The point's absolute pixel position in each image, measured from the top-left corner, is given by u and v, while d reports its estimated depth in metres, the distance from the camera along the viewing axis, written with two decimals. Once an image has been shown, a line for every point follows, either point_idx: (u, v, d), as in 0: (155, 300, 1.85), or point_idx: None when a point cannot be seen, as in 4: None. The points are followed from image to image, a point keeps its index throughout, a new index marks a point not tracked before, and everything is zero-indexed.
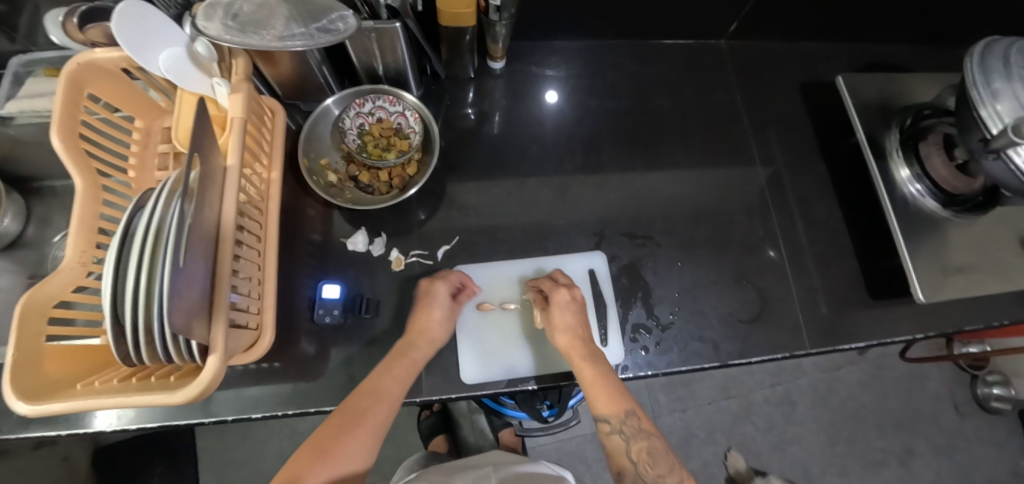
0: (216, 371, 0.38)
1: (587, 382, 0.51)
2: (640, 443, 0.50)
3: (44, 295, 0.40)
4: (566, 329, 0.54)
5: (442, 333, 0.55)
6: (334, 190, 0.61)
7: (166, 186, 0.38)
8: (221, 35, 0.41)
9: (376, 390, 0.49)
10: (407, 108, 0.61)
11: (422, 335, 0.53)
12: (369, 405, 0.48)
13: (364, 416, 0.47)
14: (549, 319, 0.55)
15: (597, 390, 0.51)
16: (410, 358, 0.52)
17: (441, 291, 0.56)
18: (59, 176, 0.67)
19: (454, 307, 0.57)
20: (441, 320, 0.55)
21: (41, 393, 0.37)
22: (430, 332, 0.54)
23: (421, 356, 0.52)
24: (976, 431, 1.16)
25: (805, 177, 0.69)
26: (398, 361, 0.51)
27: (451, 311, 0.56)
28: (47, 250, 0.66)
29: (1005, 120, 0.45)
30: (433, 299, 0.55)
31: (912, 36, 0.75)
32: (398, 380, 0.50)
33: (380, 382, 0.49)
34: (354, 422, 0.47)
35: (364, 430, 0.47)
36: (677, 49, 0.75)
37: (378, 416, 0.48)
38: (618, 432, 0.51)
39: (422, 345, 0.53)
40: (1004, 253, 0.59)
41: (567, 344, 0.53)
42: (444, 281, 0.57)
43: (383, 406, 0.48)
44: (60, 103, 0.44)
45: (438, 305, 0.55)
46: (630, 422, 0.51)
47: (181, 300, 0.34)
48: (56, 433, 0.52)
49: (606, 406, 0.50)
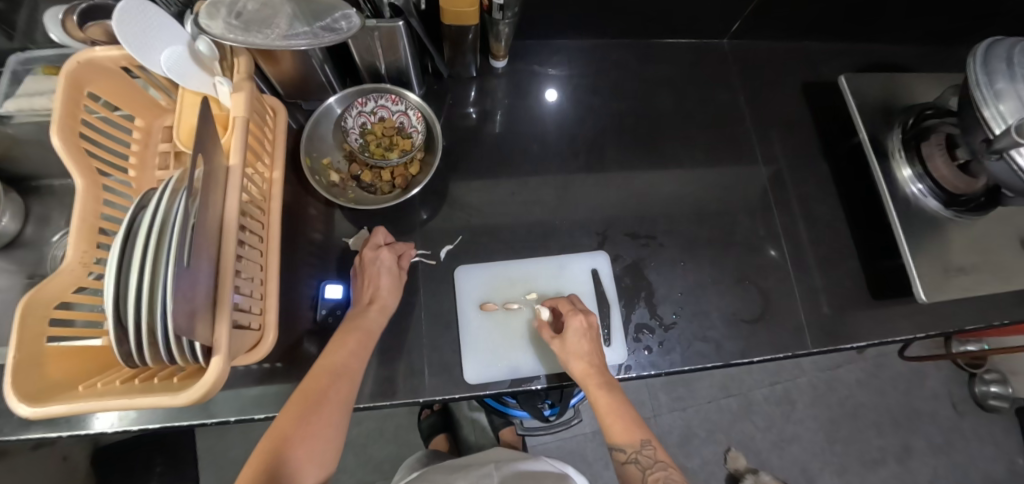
0: (220, 372, 0.38)
1: (604, 412, 0.52)
2: (657, 473, 0.50)
3: (46, 295, 0.40)
4: (580, 357, 0.52)
5: (392, 299, 0.55)
6: (337, 189, 0.61)
7: (169, 185, 0.38)
8: (224, 34, 0.41)
9: (330, 363, 0.48)
10: (410, 107, 0.61)
11: (372, 304, 0.54)
12: (330, 381, 0.47)
13: (325, 393, 0.46)
14: (562, 346, 0.53)
15: (613, 420, 0.52)
16: (364, 330, 0.52)
17: (385, 258, 0.56)
18: (58, 175, 0.67)
19: (398, 272, 0.56)
20: (390, 288, 0.55)
21: (43, 395, 0.37)
22: (382, 301, 0.54)
23: (373, 325, 0.53)
24: (973, 429, 1.17)
25: (807, 177, 0.70)
26: (350, 335, 0.51)
27: (396, 277, 0.56)
28: (46, 250, 0.66)
29: (1008, 120, 0.46)
30: (376, 266, 0.55)
31: (914, 36, 0.75)
32: (353, 352, 0.50)
33: (332, 354, 0.49)
34: (318, 402, 0.46)
35: (329, 407, 0.46)
36: (679, 49, 0.75)
37: (341, 391, 0.47)
38: (633, 462, 0.52)
39: (372, 313, 0.53)
40: (1005, 253, 0.60)
41: (583, 372, 0.52)
42: (386, 248, 0.56)
43: (344, 380, 0.48)
44: (60, 102, 0.43)
45: (384, 271, 0.55)
46: (644, 452, 0.52)
47: (185, 300, 0.33)
48: (57, 434, 0.52)
49: (622, 436, 0.53)
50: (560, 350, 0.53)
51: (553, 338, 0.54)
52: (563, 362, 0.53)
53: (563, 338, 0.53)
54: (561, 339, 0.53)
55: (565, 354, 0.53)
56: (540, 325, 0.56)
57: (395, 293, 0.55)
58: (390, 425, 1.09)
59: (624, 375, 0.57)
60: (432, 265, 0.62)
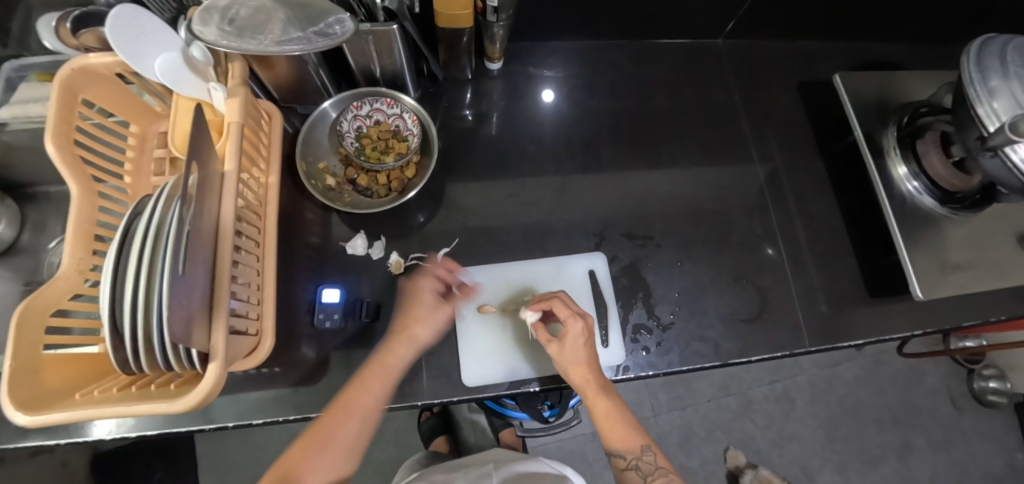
0: (217, 378, 0.38)
1: (602, 419, 0.52)
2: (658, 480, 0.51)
3: (42, 302, 0.40)
4: (578, 364, 0.51)
5: (423, 337, 0.54)
6: (333, 193, 0.61)
7: (165, 192, 0.38)
8: (217, 40, 0.41)
9: (346, 402, 0.49)
10: (405, 110, 0.60)
11: (401, 339, 0.53)
12: (339, 420, 0.49)
13: (331, 433, 0.49)
14: (559, 351, 0.52)
15: (611, 427, 0.52)
16: (386, 367, 0.51)
17: (426, 286, 0.56)
18: (53, 181, 0.67)
19: (438, 305, 0.55)
20: (423, 322, 0.54)
21: (41, 404, 0.37)
22: (411, 336, 0.53)
23: (396, 361, 0.52)
24: (973, 425, 1.17)
25: (804, 176, 0.70)
26: (372, 372, 0.50)
27: (431, 311, 0.55)
28: (42, 257, 0.66)
29: (1002, 118, 0.46)
30: (418, 294, 0.56)
31: (909, 34, 0.76)
32: (372, 395, 0.50)
33: (353, 395, 0.50)
34: (323, 442, 0.49)
35: (334, 447, 0.49)
36: (674, 49, 0.75)
37: (348, 431, 0.49)
38: (633, 468, 0.52)
39: (398, 350, 0.52)
40: (1001, 250, 0.60)
41: (583, 381, 0.51)
42: (433, 277, 0.57)
43: (354, 421, 0.49)
44: (55, 109, 0.43)
45: (423, 304, 0.55)
46: (645, 458, 0.53)
47: (181, 307, 0.33)
48: (55, 442, 0.51)
49: (621, 442, 0.53)
50: (558, 355, 0.52)
51: (551, 341, 0.52)
52: (562, 369, 0.52)
53: (562, 341, 0.52)
54: (559, 343, 0.52)
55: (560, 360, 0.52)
56: (535, 326, 0.54)
57: (428, 329, 0.54)
58: (390, 427, 1.09)
59: (622, 375, 0.57)
60: (429, 267, 0.62)
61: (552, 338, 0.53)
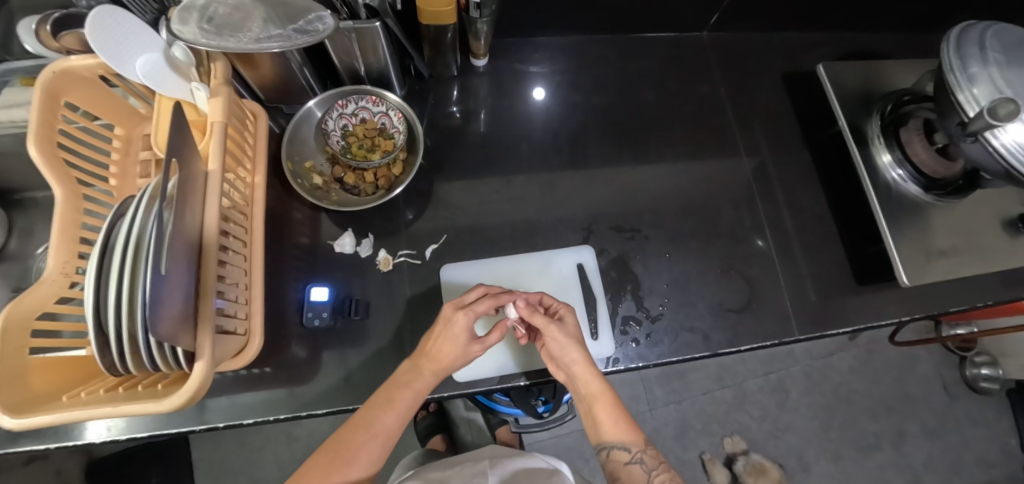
0: (205, 377, 0.38)
1: (602, 409, 0.52)
2: (662, 474, 0.50)
3: (26, 306, 0.40)
4: (584, 366, 0.52)
5: (448, 366, 0.50)
6: (320, 192, 0.61)
7: (146, 193, 0.38)
8: (197, 39, 0.40)
9: (366, 421, 0.47)
10: (391, 108, 0.61)
11: (429, 368, 0.50)
12: (361, 440, 0.47)
13: (354, 454, 0.46)
14: (565, 355, 0.52)
15: (611, 415, 0.52)
16: (411, 390, 0.49)
17: (467, 318, 0.50)
18: (39, 187, 0.66)
19: (470, 347, 0.50)
20: (450, 354, 0.50)
21: (27, 407, 0.37)
22: (438, 368, 0.50)
23: (424, 387, 0.50)
24: (966, 411, 1.18)
25: (790, 166, 0.70)
26: (398, 392, 0.48)
27: (462, 353, 0.50)
28: (29, 262, 0.65)
29: (982, 103, 0.46)
30: (451, 328, 0.50)
31: (892, 23, 0.76)
32: (396, 416, 0.48)
33: (376, 417, 0.47)
34: (345, 462, 0.46)
35: (354, 468, 0.46)
36: (660, 42, 0.76)
37: (373, 451, 0.47)
38: (637, 462, 0.51)
39: (424, 375, 0.50)
40: (985, 235, 0.60)
41: (585, 363, 0.52)
42: (476, 309, 0.51)
43: (378, 442, 0.47)
44: (36, 113, 0.43)
45: (456, 343, 0.50)
46: (648, 450, 0.52)
47: (167, 308, 0.33)
48: (44, 447, 0.51)
49: (624, 434, 0.52)
50: (563, 332, 0.52)
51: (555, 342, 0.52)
52: (562, 350, 0.52)
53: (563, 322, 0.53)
54: (561, 322, 0.53)
55: (562, 355, 0.52)
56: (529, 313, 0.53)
57: (455, 360, 0.50)
58: None
59: (612, 367, 0.57)
60: (418, 264, 0.62)
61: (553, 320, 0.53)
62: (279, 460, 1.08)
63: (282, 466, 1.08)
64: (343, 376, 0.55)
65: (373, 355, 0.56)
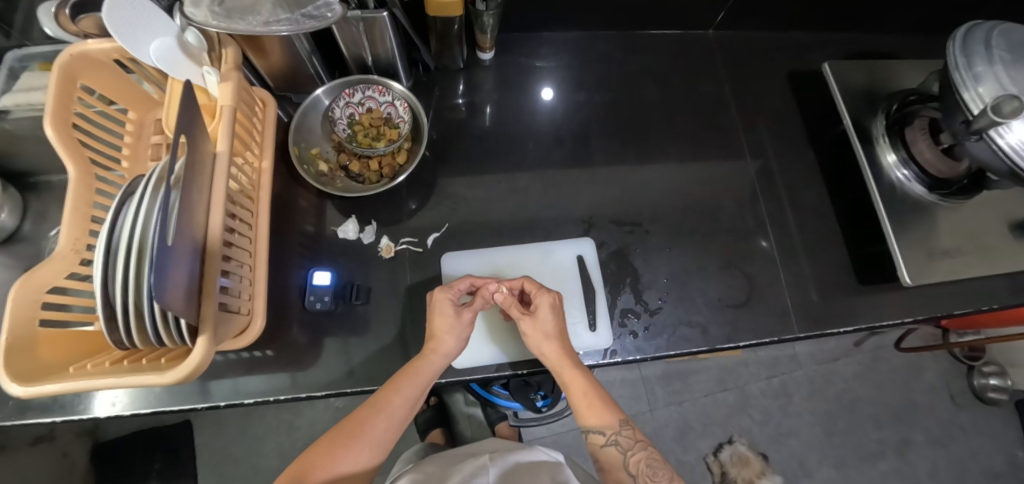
0: (205, 354, 0.38)
1: (576, 394, 0.52)
2: (638, 454, 0.50)
3: (38, 281, 0.40)
4: (550, 336, 0.53)
5: (452, 349, 0.52)
6: (325, 179, 0.62)
7: (155, 174, 0.39)
8: (207, 21, 0.42)
9: (377, 401, 0.48)
10: (396, 98, 0.62)
11: (432, 348, 0.52)
12: (367, 416, 0.48)
13: (361, 428, 0.47)
14: (535, 324, 0.53)
15: (585, 401, 0.51)
16: (416, 370, 0.50)
17: (444, 301, 0.53)
18: (56, 171, 0.68)
19: (461, 315, 0.53)
20: (450, 331, 0.52)
21: (36, 376, 0.38)
22: (444, 351, 0.52)
23: (430, 368, 0.51)
24: (973, 422, 1.16)
25: (794, 164, 0.70)
26: (404, 374, 0.50)
27: (455, 324, 0.52)
28: (43, 243, 0.66)
29: (986, 101, 0.46)
30: (434, 308, 0.53)
31: (896, 27, 0.77)
32: (403, 395, 0.49)
33: (385, 394, 0.49)
34: (352, 437, 0.46)
35: (362, 443, 0.46)
36: (664, 40, 0.76)
37: (375, 428, 0.47)
38: (613, 444, 0.51)
39: (429, 356, 0.51)
40: (991, 237, 0.60)
41: (557, 355, 0.52)
42: (454, 289, 0.54)
43: (382, 419, 0.48)
44: (53, 95, 0.44)
45: (444, 316, 0.53)
46: (624, 432, 0.51)
47: (173, 281, 0.34)
48: (52, 420, 0.52)
49: (600, 417, 0.51)
50: (532, 328, 0.53)
51: (524, 316, 0.53)
52: (534, 345, 0.53)
53: (535, 315, 0.53)
54: (532, 317, 0.53)
55: (544, 325, 0.53)
56: (506, 302, 0.55)
57: (455, 340, 0.52)
58: None
59: (610, 359, 0.57)
60: (419, 252, 0.62)
61: (525, 313, 0.53)
62: (280, 449, 1.09)
63: (283, 455, 1.09)
64: (343, 361, 0.56)
65: (372, 341, 0.57)
